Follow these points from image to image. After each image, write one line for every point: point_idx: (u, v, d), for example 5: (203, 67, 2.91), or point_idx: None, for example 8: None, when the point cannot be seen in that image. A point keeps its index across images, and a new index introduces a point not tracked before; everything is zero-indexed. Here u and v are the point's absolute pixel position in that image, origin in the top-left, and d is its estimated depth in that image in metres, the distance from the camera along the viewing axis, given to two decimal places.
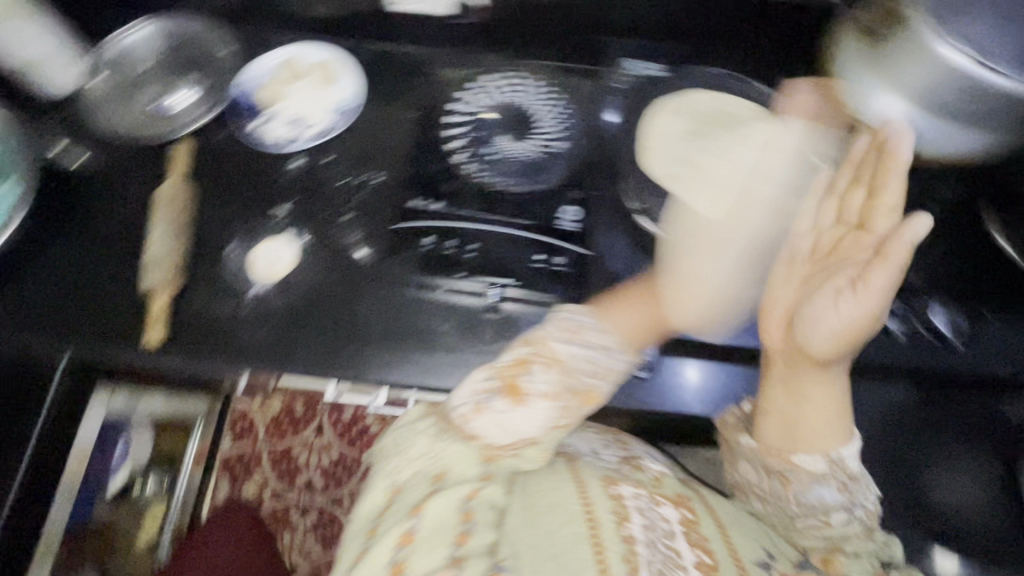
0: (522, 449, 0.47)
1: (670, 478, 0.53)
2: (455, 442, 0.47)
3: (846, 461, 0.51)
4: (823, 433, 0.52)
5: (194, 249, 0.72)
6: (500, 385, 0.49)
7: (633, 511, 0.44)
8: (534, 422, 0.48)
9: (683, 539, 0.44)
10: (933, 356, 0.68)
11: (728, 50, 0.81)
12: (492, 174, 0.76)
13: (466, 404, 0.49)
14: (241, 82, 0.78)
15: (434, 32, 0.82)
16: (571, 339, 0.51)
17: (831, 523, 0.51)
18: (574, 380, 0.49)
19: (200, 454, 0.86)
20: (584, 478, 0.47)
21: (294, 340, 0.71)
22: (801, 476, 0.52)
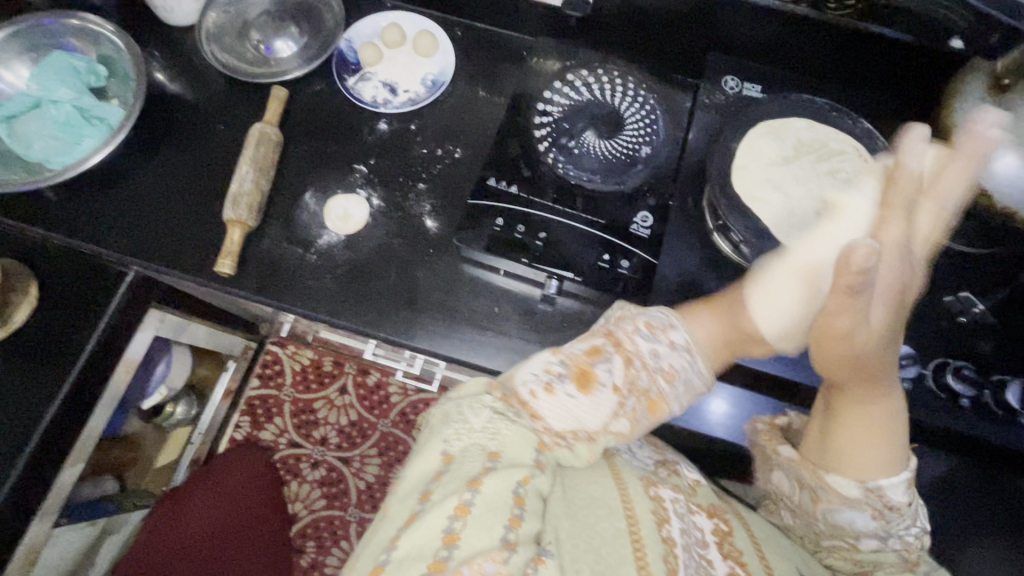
0: (574, 443, 0.48)
1: (705, 486, 0.56)
2: (517, 422, 0.47)
3: (888, 492, 0.51)
4: (864, 463, 0.51)
5: (272, 192, 0.75)
6: (572, 369, 0.49)
7: (672, 513, 0.49)
8: (598, 414, 0.49)
9: (717, 548, 0.50)
10: (1005, 434, 0.61)
11: (851, 73, 0.73)
12: (573, 168, 0.70)
13: (534, 382, 0.49)
14: (347, 39, 0.82)
15: (537, 19, 0.80)
16: (651, 334, 0.52)
17: (859, 547, 0.55)
18: (646, 380, 0.50)
19: (226, 391, 1.12)
20: (623, 475, 0.51)
21: (349, 297, 0.71)
22: (833, 499, 0.53)
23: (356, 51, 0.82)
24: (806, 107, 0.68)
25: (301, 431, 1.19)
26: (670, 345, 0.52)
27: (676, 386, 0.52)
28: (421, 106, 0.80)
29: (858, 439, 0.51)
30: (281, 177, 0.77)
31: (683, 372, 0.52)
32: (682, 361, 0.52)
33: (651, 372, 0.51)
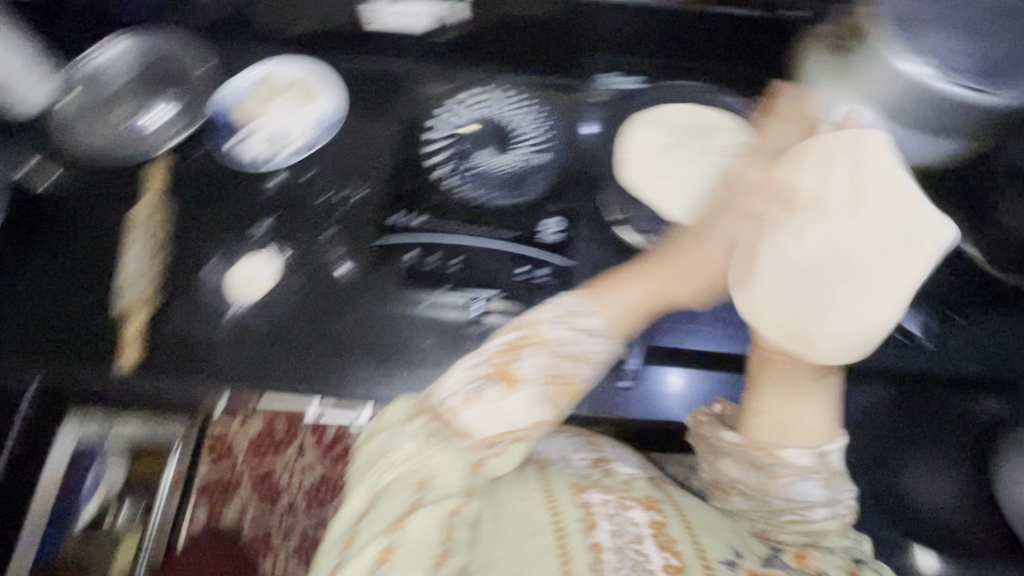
0: (504, 449, 0.45)
1: (641, 480, 0.50)
2: (448, 446, 0.44)
3: (832, 456, 0.48)
4: (806, 422, 0.49)
5: (173, 267, 0.72)
6: (491, 372, 0.47)
7: (602, 518, 0.43)
8: (523, 411, 0.46)
9: (652, 542, 0.42)
10: (902, 355, 0.69)
11: (723, 49, 0.75)
12: (475, 189, 0.71)
13: (457, 394, 0.47)
14: (216, 100, 0.76)
15: (415, 46, 0.79)
16: (563, 321, 0.49)
17: (810, 518, 0.48)
18: (565, 365, 0.47)
19: (180, 479, 0.74)
20: (553, 487, 0.47)
21: (271, 361, 0.69)
22: (788, 471, 0.48)
23: (227, 110, 0.76)
24: (679, 92, 0.72)
25: None
26: (586, 327, 0.50)
27: (594, 368, 0.49)
28: (313, 152, 0.76)
29: (792, 404, 0.50)
30: (177, 250, 0.73)
31: (601, 357, 0.50)
32: (598, 344, 0.50)
33: (573, 361, 0.48)
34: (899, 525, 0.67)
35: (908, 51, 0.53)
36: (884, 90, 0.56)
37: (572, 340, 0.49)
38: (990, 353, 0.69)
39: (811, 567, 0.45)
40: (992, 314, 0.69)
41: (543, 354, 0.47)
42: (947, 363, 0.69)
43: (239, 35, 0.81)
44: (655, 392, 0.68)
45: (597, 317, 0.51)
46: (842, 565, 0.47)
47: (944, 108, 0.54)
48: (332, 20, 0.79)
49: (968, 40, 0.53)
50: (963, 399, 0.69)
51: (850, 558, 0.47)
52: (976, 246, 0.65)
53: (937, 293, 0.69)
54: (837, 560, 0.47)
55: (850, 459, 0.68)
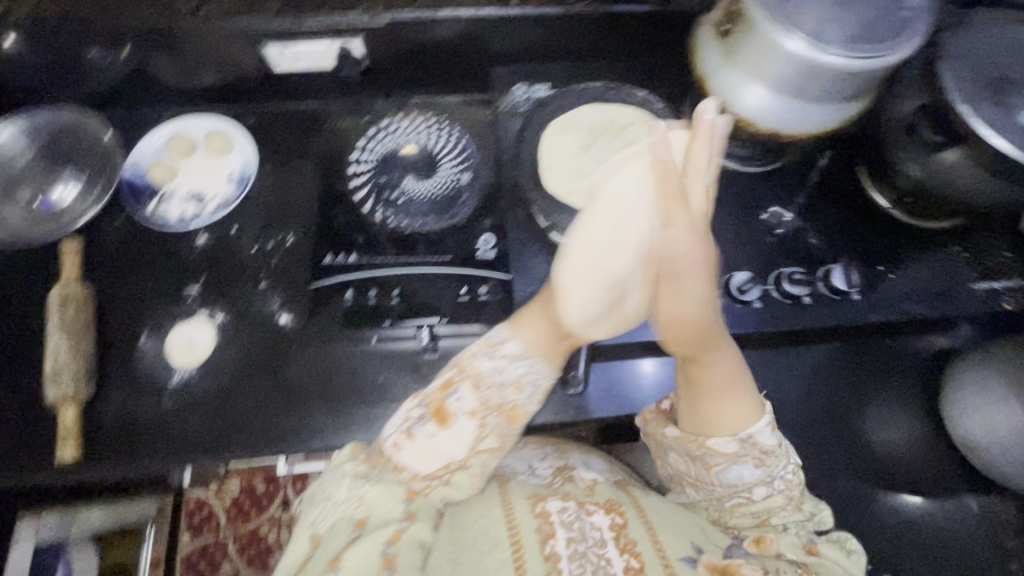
0: (450, 477, 0.51)
1: (603, 483, 0.57)
2: (382, 480, 0.50)
3: (757, 437, 0.51)
4: (731, 417, 0.52)
5: (103, 347, 0.69)
6: (428, 410, 0.51)
7: (558, 525, 0.49)
8: (461, 443, 0.51)
9: (613, 544, 0.48)
10: (835, 313, 0.70)
11: (619, 48, 0.78)
12: (403, 218, 0.71)
13: (396, 433, 0.52)
14: (128, 165, 0.77)
15: (321, 85, 0.79)
16: (489, 352, 0.53)
17: (753, 498, 0.53)
18: (497, 397, 0.52)
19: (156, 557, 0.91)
20: (512, 500, 0.53)
21: (223, 427, 0.66)
22: (719, 460, 0.52)
23: (144, 175, 0.76)
24: (585, 95, 0.74)
25: (256, 565, 1.06)
26: (509, 357, 0.53)
27: (529, 394, 0.53)
28: (236, 206, 0.76)
29: (721, 395, 0.52)
30: (104, 331, 0.70)
31: (529, 379, 0.53)
32: (525, 369, 0.53)
33: (501, 390, 0.52)
34: (862, 474, 0.70)
35: (792, 29, 0.55)
36: (775, 67, 0.58)
37: (501, 373, 0.52)
38: (926, 290, 0.71)
39: (770, 550, 0.51)
40: (910, 257, 0.73)
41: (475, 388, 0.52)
42: (886, 310, 0.70)
43: (135, 99, 0.79)
44: (617, 387, 0.67)
45: (524, 344, 0.54)
46: (800, 543, 0.52)
47: (829, 79, 0.57)
48: (230, 69, 0.76)
49: (836, 14, 0.57)
50: (896, 340, 0.73)
51: (806, 535, 0.53)
52: (882, 193, 0.74)
53: (852, 247, 0.73)
54: (795, 539, 0.52)
55: (812, 420, 0.70)
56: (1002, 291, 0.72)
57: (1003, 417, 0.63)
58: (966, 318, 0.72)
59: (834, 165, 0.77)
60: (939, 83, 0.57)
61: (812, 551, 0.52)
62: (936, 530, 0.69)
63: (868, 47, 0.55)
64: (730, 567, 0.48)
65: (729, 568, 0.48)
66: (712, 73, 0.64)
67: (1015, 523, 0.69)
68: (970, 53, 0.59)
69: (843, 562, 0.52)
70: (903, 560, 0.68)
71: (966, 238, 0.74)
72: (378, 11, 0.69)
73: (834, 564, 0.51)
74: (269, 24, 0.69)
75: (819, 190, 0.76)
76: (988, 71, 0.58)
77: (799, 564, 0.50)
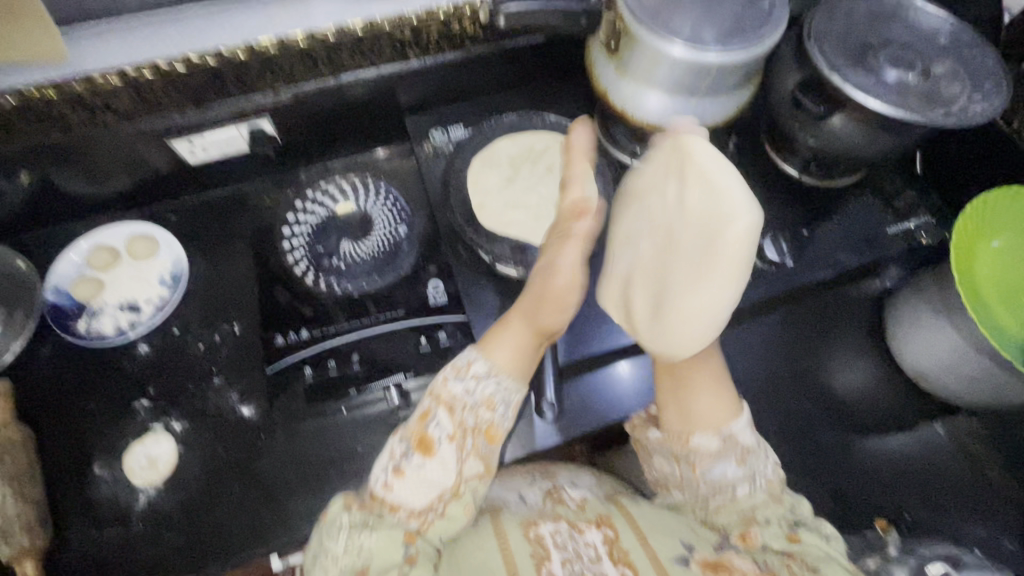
0: (444, 507, 0.51)
1: (592, 500, 0.57)
2: (379, 527, 0.50)
3: (738, 434, 0.55)
4: (710, 412, 0.56)
5: (54, 486, 0.65)
6: (411, 441, 0.53)
7: (553, 547, 0.50)
8: (447, 470, 0.52)
9: (607, 559, 0.49)
10: (777, 279, 0.73)
11: (524, 80, 0.81)
12: (348, 283, 0.71)
13: (384, 475, 0.52)
14: (49, 287, 0.72)
15: (239, 169, 0.78)
16: (459, 376, 0.55)
17: (738, 496, 0.54)
18: (470, 418, 0.54)
19: None
20: (505, 530, 0.52)
21: (200, 538, 0.62)
22: (704, 458, 0.55)
23: (68, 294, 0.72)
24: (500, 128, 0.76)
25: None
26: (477, 378, 0.55)
27: (503, 409, 0.55)
28: (173, 305, 0.74)
29: (702, 388, 0.56)
30: (54, 468, 0.65)
31: (500, 396, 0.55)
32: (494, 387, 0.55)
33: (472, 409, 0.54)
34: (841, 424, 0.72)
35: (673, 38, 0.59)
36: (668, 74, 0.62)
37: (474, 396, 0.54)
38: (849, 242, 0.76)
39: (756, 544, 0.51)
40: (830, 214, 0.78)
41: (451, 414, 0.53)
42: (819, 267, 0.75)
43: (45, 221, 0.75)
44: (593, 398, 0.68)
45: (490, 364, 0.56)
46: (782, 534, 0.51)
47: (719, 73, 0.62)
48: (141, 171, 0.73)
49: (706, 15, 0.62)
50: (835, 291, 0.78)
51: (789, 524, 0.52)
52: (790, 163, 0.79)
53: (776, 217, 0.78)
54: (777, 530, 0.52)
55: (779, 384, 0.73)
56: (916, 228, 0.78)
57: (939, 341, 0.67)
58: (891, 259, 0.77)
59: (743, 146, 0.82)
60: (809, 56, 0.63)
61: (795, 540, 0.51)
62: (921, 462, 0.71)
63: (740, 41, 0.60)
64: (722, 560, 0.49)
65: (721, 561, 0.49)
66: (611, 87, 0.68)
67: (985, 437, 0.73)
68: (833, 26, 0.65)
69: (826, 546, 0.51)
70: (903, 499, 0.69)
71: (872, 186, 0.80)
72: (282, 87, 0.69)
73: (818, 549, 0.50)
74: (167, 118, 0.67)
75: (734, 172, 0.81)
76: (848, 44, 0.64)
77: (784, 553, 0.50)
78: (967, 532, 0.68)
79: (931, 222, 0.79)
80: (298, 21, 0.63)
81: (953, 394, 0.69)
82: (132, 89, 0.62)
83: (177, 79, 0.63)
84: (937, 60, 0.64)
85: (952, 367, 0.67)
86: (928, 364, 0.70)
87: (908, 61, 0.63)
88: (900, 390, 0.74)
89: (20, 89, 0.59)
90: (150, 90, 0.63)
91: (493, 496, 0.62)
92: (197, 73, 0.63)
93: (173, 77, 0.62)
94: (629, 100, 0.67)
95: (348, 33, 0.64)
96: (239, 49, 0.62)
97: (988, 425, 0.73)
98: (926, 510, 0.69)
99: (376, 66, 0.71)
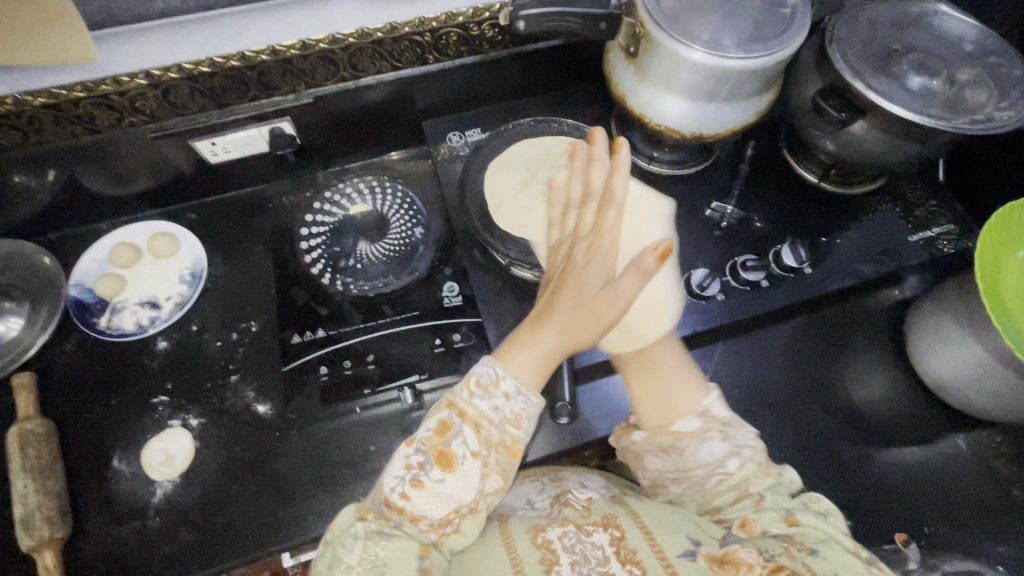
0: (460, 522, 0.51)
1: (598, 500, 0.57)
2: (395, 536, 0.49)
3: (713, 410, 0.56)
4: (681, 395, 0.57)
5: (75, 480, 0.65)
6: (430, 454, 0.51)
7: (561, 551, 0.50)
8: (467, 486, 0.50)
9: (616, 560, 0.49)
10: (794, 288, 0.73)
11: (540, 85, 0.82)
12: (364, 284, 0.72)
13: (400, 484, 0.50)
14: (75, 282, 0.74)
15: (259, 170, 0.80)
16: (485, 393, 0.52)
17: (730, 471, 0.53)
18: (498, 435, 0.52)
19: None
20: (511, 536, 0.53)
21: (215, 534, 0.63)
22: (689, 441, 0.54)
23: (91, 290, 0.74)
24: (517, 131, 0.77)
25: None
26: (506, 396, 0.52)
27: (528, 427, 0.53)
28: (192, 302, 0.75)
29: (665, 376, 0.58)
30: (73, 462, 0.66)
31: (527, 414, 0.53)
32: (523, 405, 0.52)
33: (500, 428, 0.52)
34: (860, 435, 0.71)
35: (693, 43, 0.59)
36: (688, 79, 0.62)
37: (501, 412, 0.52)
38: (869, 250, 0.75)
39: (756, 531, 0.51)
40: (848, 222, 0.77)
41: (477, 431, 0.51)
42: (838, 274, 0.74)
43: (72, 220, 0.77)
44: (604, 402, 0.68)
45: (517, 381, 0.52)
46: (780, 517, 0.51)
47: (741, 77, 0.61)
48: (163, 172, 0.75)
49: (725, 21, 0.61)
50: (854, 300, 0.76)
51: (785, 506, 0.52)
52: (809, 168, 0.79)
53: (795, 224, 0.77)
54: (774, 513, 0.51)
55: (796, 394, 0.72)
56: (938, 237, 0.77)
57: (963, 353, 0.66)
58: (912, 269, 0.76)
59: (761, 152, 0.82)
60: (831, 62, 0.62)
61: (795, 523, 0.50)
62: (942, 474, 0.70)
63: (762, 47, 0.60)
64: (728, 556, 0.49)
65: (727, 556, 0.49)
66: (630, 91, 0.68)
67: (1010, 452, 0.71)
68: (857, 33, 0.65)
69: (826, 526, 0.50)
70: (923, 514, 0.68)
71: (893, 194, 0.79)
72: (302, 89, 0.70)
73: (818, 530, 0.50)
74: (193, 120, 0.69)
75: (752, 178, 0.80)
76: (870, 49, 0.64)
77: (783, 539, 0.50)
78: (992, 550, 0.66)
79: (954, 231, 0.78)
80: (320, 23, 0.64)
81: (977, 407, 0.68)
82: (157, 89, 0.63)
83: (200, 80, 0.64)
84: (962, 67, 0.63)
85: (974, 378, 0.66)
86: (950, 376, 0.68)
87: (933, 68, 0.62)
88: (918, 402, 0.73)
89: (51, 89, 0.60)
90: (174, 91, 0.64)
91: (500, 504, 0.61)
92: (220, 74, 0.64)
93: (197, 78, 0.63)
94: (648, 104, 0.67)
95: (368, 36, 0.65)
96: (263, 51, 0.63)
97: (1012, 439, 0.71)
98: (949, 526, 0.67)
99: (396, 70, 0.71)
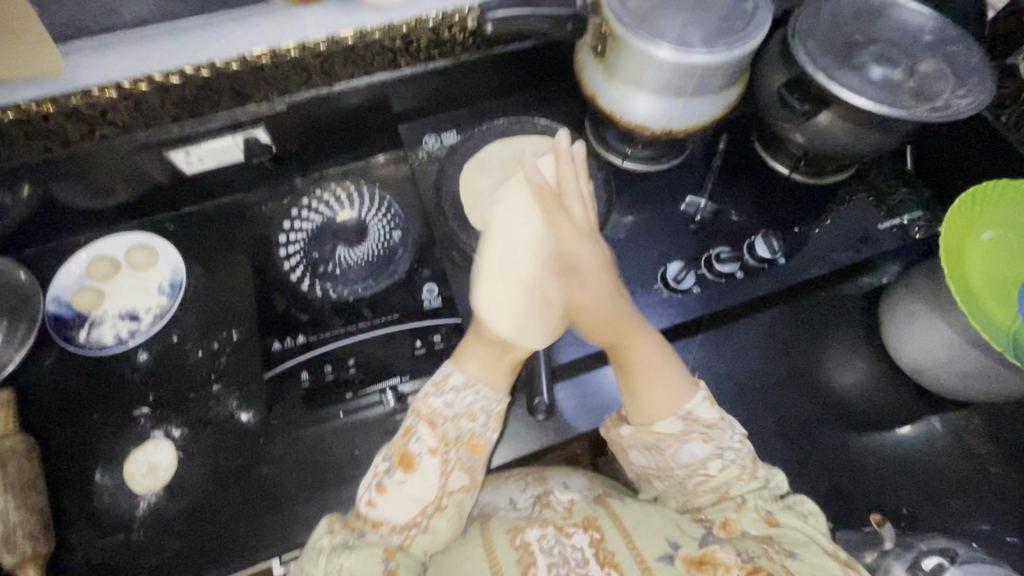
0: (428, 522, 0.52)
1: (580, 501, 0.57)
2: (363, 544, 0.50)
3: (697, 413, 0.54)
4: (665, 400, 0.54)
5: (56, 495, 0.65)
6: (393, 458, 0.53)
7: (539, 553, 0.51)
8: (430, 483, 0.52)
9: (594, 562, 0.50)
10: (765, 279, 0.74)
11: (514, 86, 0.83)
12: (343, 288, 0.72)
13: (368, 490, 0.52)
14: (51, 296, 0.74)
15: (237, 178, 0.80)
16: (439, 390, 0.55)
17: (711, 474, 0.53)
18: (453, 430, 0.54)
19: None
20: (492, 538, 0.54)
21: (201, 544, 0.63)
22: (669, 442, 0.53)
23: (69, 305, 0.74)
24: (492, 132, 0.78)
25: None
26: (455, 389, 0.55)
27: (484, 419, 0.55)
28: (172, 313, 0.75)
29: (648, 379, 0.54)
30: (55, 477, 0.66)
31: (480, 406, 0.55)
32: (473, 397, 0.55)
33: (456, 423, 0.54)
34: (836, 420, 0.72)
35: (659, 42, 0.60)
36: (656, 76, 0.63)
37: (453, 410, 0.54)
38: (841, 238, 0.77)
39: (736, 531, 0.52)
40: (821, 211, 0.78)
41: (434, 428, 0.53)
42: (811, 264, 0.75)
43: (46, 233, 0.77)
44: (586, 399, 0.68)
45: (466, 376, 0.56)
46: (760, 518, 0.52)
47: (706, 73, 0.62)
48: (139, 184, 0.75)
49: (689, 19, 0.63)
50: (830, 286, 0.78)
51: (766, 507, 0.53)
52: (779, 161, 0.80)
53: (769, 215, 0.79)
54: (755, 514, 0.53)
55: (773, 381, 0.73)
56: (910, 224, 0.78)
57: (934, 337, 0.67)
58: (883, 256, 0.77)
59: (733, 145, 0.83)
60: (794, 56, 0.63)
61: (773, 523, 0.52)
62: (918, 457, 0.71)
63: (726, 43, 0.61)
64: (706, 556, 0.49)
65: (705, 557, 0.49)
66: (600, 90, 0.69)
67: (984, 432, 0.73)
68: (820, 27, 0.66)
69: (805, 528, 0.52)
70: (902, 496, 0.69)
71: (863, 183, 0.81)
72: (276, 97, 0.70)
73: (798, 532, 0.52)
74: (165, 131, 0.69)
75: (725, 172, 0.81)
76: (833, 42, 0.65)
77: (765, 539, 0.51)
78: (968, 528, 0.68)
79: (925, 217, 0.79)
80: (290, 30, 0.64)
81: (950, 389, 0.69)
82: (130, 101, 0.64)
83: (171, 90, 0.64)
84: (923, 58, 0.65)
85: (946, 362, 0.67)
86: (923, 359, 0.70)
87: (894, 59, 0.64)
88: (892, 385, 0.74)
89: (20, 102, 0.60)
90: (147, 101, 0.64)
91: (485, 503, 0.62)
92: (191, 85, 0.64)
93: (170, 89, 0.64)
94: (618, 102, 0.68)
95: (339, 43, 0.65)
96: (233, 59, 0.63)
97: (986, 420, 0.73)
98: (927, 507, 0.69)
99: (369, 74, 0.72)
